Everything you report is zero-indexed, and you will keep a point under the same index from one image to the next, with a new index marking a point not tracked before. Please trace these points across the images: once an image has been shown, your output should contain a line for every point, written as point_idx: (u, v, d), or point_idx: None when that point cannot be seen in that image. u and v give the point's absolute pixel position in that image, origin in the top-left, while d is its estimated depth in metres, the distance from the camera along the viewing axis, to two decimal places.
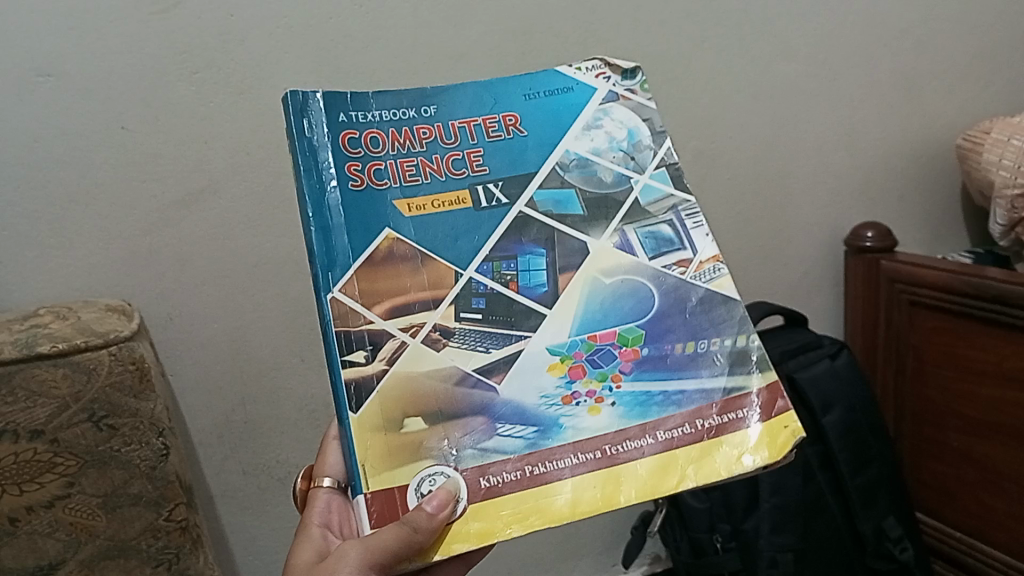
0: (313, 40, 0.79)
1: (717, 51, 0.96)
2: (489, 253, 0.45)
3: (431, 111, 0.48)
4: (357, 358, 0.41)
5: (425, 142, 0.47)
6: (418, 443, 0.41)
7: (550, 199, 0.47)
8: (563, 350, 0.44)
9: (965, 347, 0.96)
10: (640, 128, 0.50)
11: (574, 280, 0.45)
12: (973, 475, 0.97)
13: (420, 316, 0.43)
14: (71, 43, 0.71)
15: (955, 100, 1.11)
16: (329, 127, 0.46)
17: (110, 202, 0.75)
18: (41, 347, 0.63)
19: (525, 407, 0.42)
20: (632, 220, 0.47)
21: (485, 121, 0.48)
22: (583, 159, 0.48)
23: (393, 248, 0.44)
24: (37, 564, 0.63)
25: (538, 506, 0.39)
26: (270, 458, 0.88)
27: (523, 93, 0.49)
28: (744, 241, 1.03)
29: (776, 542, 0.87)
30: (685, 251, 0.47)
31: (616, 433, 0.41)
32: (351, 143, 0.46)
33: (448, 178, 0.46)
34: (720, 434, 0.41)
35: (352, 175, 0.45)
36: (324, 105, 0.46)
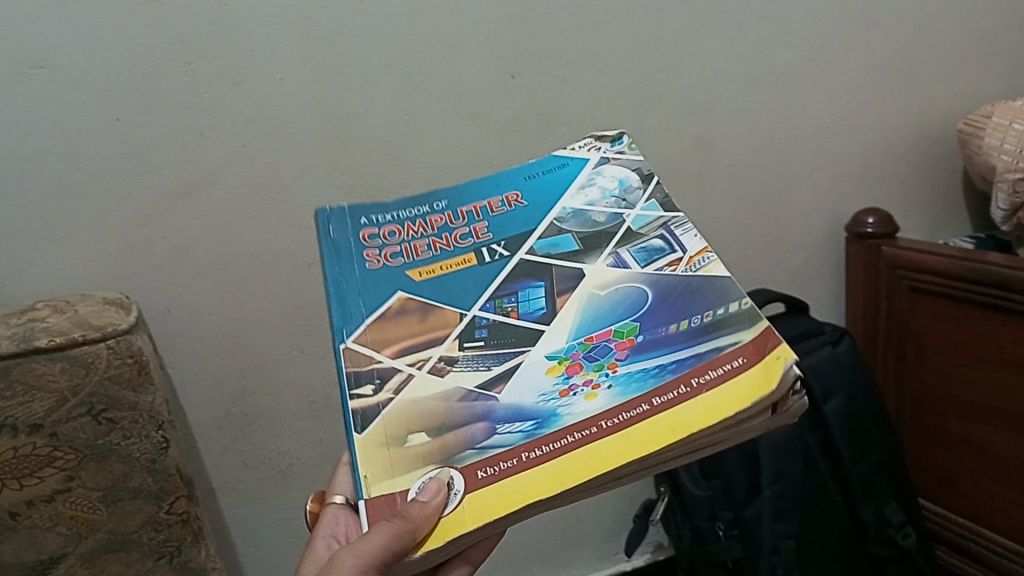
0: (308, 29, 0.78)
1: (716, 37, 0.95)
2: (493, 294, 0.47)
3: (441, 205, 0.54)
4: (365, 391, 0.43)
5: (436, 227, 0.52)
6: (420, 452, 0.40)
7: (549, 243, 0.50)
8: (560, 353, 0.43)
9: (965, 333, 0.96)
10: (630, 177, 0.53)
11: (571, 299, 0.46)
12: (972, 461, 0.97)
13: (426, 351, 0.45)
14: (62, 34, 0.71)
15: (956, 84, 1.10)
16: (352, 228, 0.52)
17: (105, 195, 0.75)
18: (39, 342, 0.62)
19: (522, 405, 0.41)
20: (625, 242, 0.49)
21: (490, 203, 0.53)
22: (578, 211, 0.52)
23: (404, 305, 0.47)
24: (37, 558, 0.64)
25: (533, 484, 0.37)
26: (271, 450, 0.88)
27: (524, 178, 0.55)
28: (744, 229, 1.03)
29: (777, 529, 0.87)
30: (675, 253, 0.47)
31: (612, 409, 0.39)
32: (371, 237, 0.52)
33: (455, 247, 0.51)
34: (718, 386, 0.39)
35: (370, 257, 0.50)
36: (350, 214, 0.53)
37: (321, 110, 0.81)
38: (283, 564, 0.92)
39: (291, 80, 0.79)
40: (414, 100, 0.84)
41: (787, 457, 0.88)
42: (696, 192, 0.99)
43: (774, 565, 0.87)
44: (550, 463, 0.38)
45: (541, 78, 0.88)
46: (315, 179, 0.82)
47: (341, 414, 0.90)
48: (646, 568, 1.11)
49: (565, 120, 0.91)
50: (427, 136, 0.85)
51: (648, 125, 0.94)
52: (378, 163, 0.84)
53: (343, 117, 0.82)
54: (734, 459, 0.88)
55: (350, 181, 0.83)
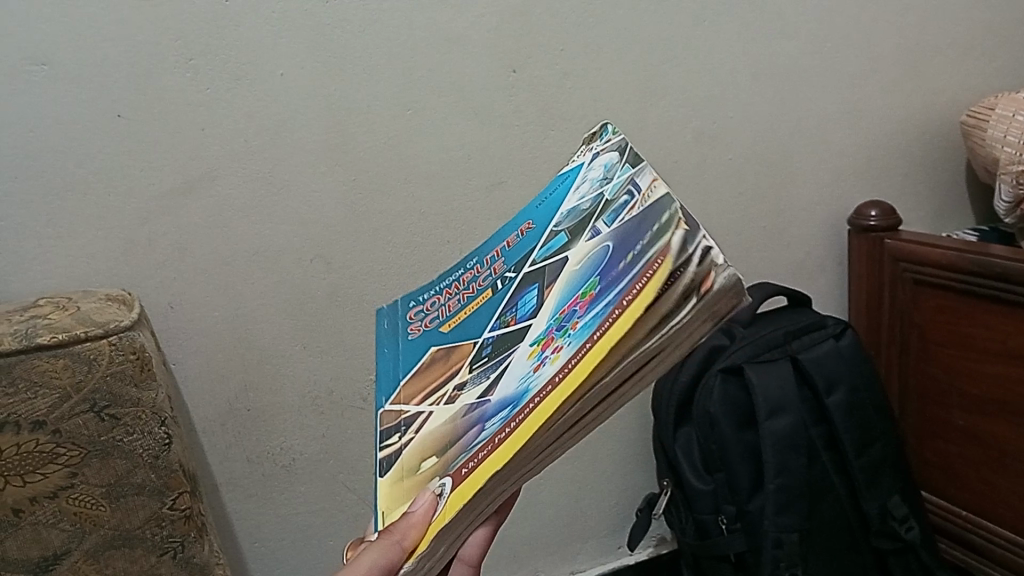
0: (310, 24, 0.78)
1: (718, 30, 0.95)
2: (500, 312, 0.45)
3: (472, 259, 0.53)
4: (392, 439, 0.44)
5: (465, 279, 0.52)
6: (426, 474, 0.40)
7: (546, 250, 0.45)
8: (542, 334, 0.39)
9: (967, 325, 0.95)
10: (612, 157, 0.47)
11: (557, 285, 0.41)
12: (976, 453, 0.97)
13: (444, 387, 0.44)
14: (64, 30, 0.70)
15: (959, 76, 1.10)
16: (406, 313, 0.55)
17: (108, 192, 0.75)
18: (40, 338, 0.63)
19: (506, 397, 0.38)
20: (602, 213, 0.43)
21: (510, 237, 0.51)
22: (571, 209, 0.46)
23: (434, 356, 0.48)
24: (41, 556, 0.64)
25: (496, 458, 0.34)
26: (275, 445, 0.88)
27: (536, 202, 0.51)
28: (747, 223, 1.03)
29: (781, 522, 0.87)
30: (632, 198, 0.40)
31: (559, 366, 0.35)
32: (416, 313, 0.54)
33: (475, 290, 0.49)
34: (633, 300, 0.33)
35: (413, 329, 0.52)
36: (407, 305, 0.56)
37: (323, 105, 0.80)
38: (288, 559, 0.92)
39: (293, 76, 0.79)
40: (415, 95, 0.84)
41: (789, 448, 0.87)
42: (698, 186, 0.98)
43: (778, 559, 0.87)
44: (506, 442, 0.34)
45: (543, 72, 0.88)
46: (317, 174, 0.82)
47: (344, 409, 0.90)
48: (650, 561, 1.11)
49: (567, 114, 0.91)
50: (430, 130, 0.85)
51: (651, 119, 0.94)
52: (380, 158, 0.84)
53: (345, 113, 0.81)
54: (733, 452, 0.88)
55: (353, 177, 0.83)
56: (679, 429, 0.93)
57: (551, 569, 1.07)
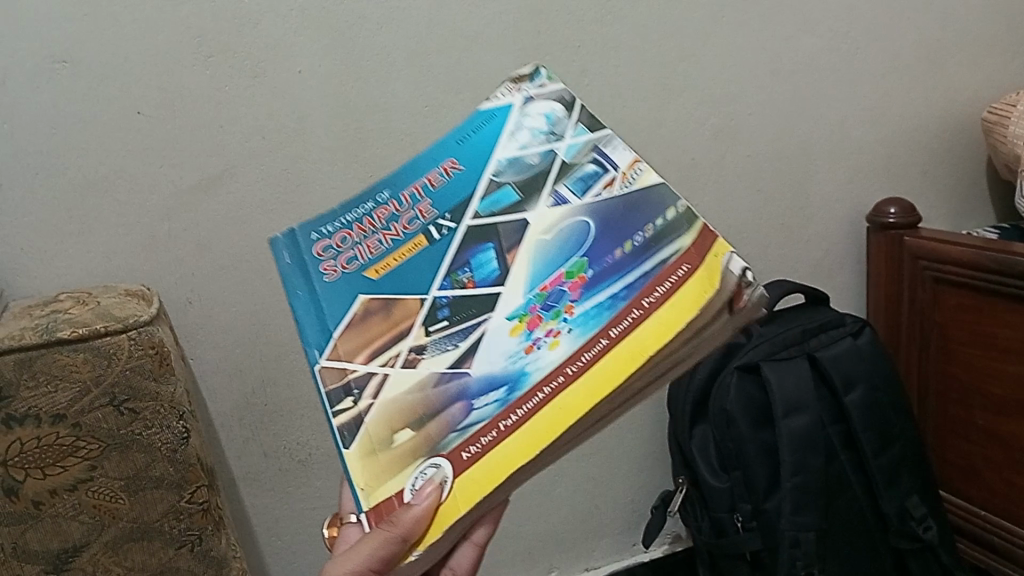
0: (327, 22, 0.78)
1: (736, 26, 0.94)
2: (447, 269, 0.45)
3: (385, 194, 0.50)
4: (346, 404, 0.43)
5: (383, 218, 0.49)
6: (409, 449, 0.41)
7: (491, 203, 0.46)
8: (519, 311, 0.42)
9: (988, 323, 0.95)
10: (555, 107, 0.48)
11: (522, 252, 0.43)
12: (996, 453, 0.96)
13: (395, 348, 0.44)
14: (85, 28, 0.71)
15: (981, 73, 1.09)
16: (303, 243, 0.49)
17: (128, 187, 0.75)
18: (61, 333, 0.63)
19: (494, 374, 0.40)
20: (563, 176, 0.45)
21: (428, 177, 0.49)
22: (512, 159, 0.47)
23: (367, 307, 0.46)
24: (61, 548, 0.65)
25: (521, 442, 0.38)
26: (293, 440, 0.88)
27: (456, 139, 0.49)
28: (764, 220, 1.02)
29: (798, 522, 0.86)
30: (608, 172, 0.45)
31: (577, 352, 0.39)
32: (324, 248, 0.49)
33: (404, 235, 0.47)
34: (669, 298, 0.39)
35: (327, 270, 0.48)
36: (297, 229, 0.50)
37: (341, 103, 0.81)
38: (305, 554, 0.93)
39: (312, 72, 0.79)
40: (433, 92, 0.84)
41: (808, 448, 0.87)
42: (715, 183, 0.98)
43: (794, 558, 0.86)
44: (523, 428, 0.38)
45: (561, 69, 0.88)
46: (335, 172, 0.82)
47: None
48: (665, 559, 1.11)
49: None
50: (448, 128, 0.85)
51: (668, 115, 0.94)
52: (398, 156, 0.84)
53: (363, 110, 0.82)
54: (750, 451, 0.87)
55: (369, 174, 0.84)
56: (695, 426, 0.92)
57: (566, 566, 1.07)
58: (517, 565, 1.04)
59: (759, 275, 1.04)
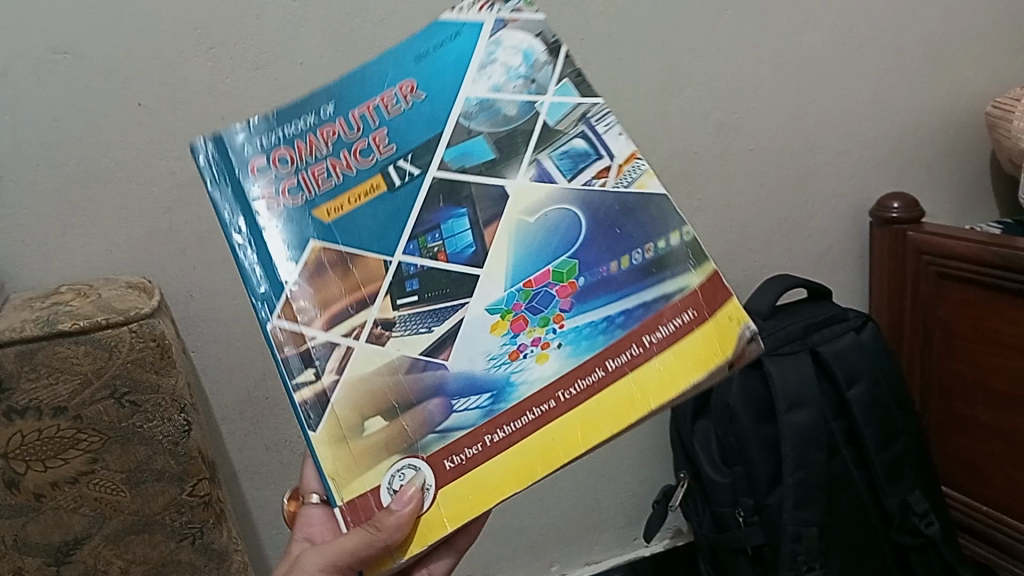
0: (329, 14, 0.78)
1: (740, 19, 0.94)
2: (413, 231, 0.45)
3: (328, 110, 0.47)
4: (308, 376, 0.43)
5: (330, 141, 0.46)
6: (382, 440, 0.43)
7: (460, 154, 0.45)
8: (501, 306, 0.43)
9: (992, 319, 0.94)
10: (534, 45, 0.47)
11: (500, 230, 0.44)
12: (999, 448, 0.96)
13: (359, 317, 0.44)
14: (86, 20, 0.71)
15: (985, 67, 1.08)
16: (238, 162, 0.46)
17: (129, 180, 0.75)
18: (62, 324, 0.63)
19: (474, 375, 0.42)
20: (546, 145, 0.45)
21: (383, 99, 0.47)
22: (484, 100, 0.46)
23: (321, 257, 0.45)
24: (62, 540, 0.65)
25: (508, 468, 0.41)
26: (294, 434, 0.88)
27: (415, 56, 0.47)
28: (766, 214, 1.02)
29: (800, 517, 0.86)
30: (602, 159, 0.44)
31: (567, 375, 0.41)
32: (264, 169, 0.46)
33: (359, 170, 0.46)
34: (670, 346, 0.41)
35: (268, 201, 0.46)
36: (227, 142, 0.47)
37: None
38: None
39: (314, 65, 0.79)
40: None
41: (810, 443, 0.87)
42: (717, 176, 0.98)
43: (796, 553, 0.86)
44: (511, 449, 0.41)
45: None
46: None
47: None
48: (667, 554, 1.11)
49: None
50: None
51: (671, 109, 0.93)
52: None
53: None
54: (752, 446, 0.87)
55: None
56: (696, 421, 0.93)
57: (567, 560, 1.07)
58: (518, 559, 1.04)
59: (761, 270, 1.04)
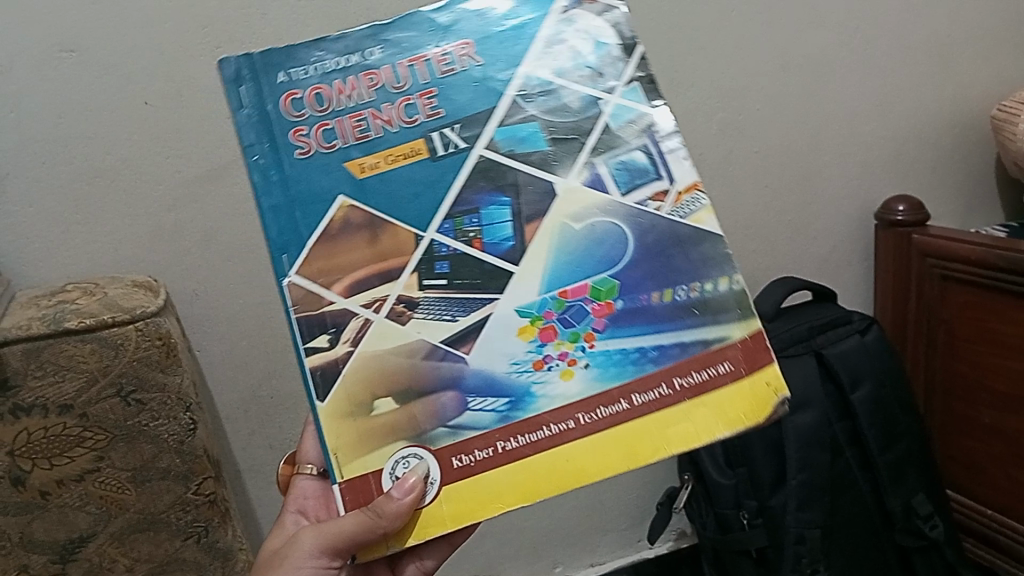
0: (334, 13, 0.78)
1: (745, 20, 0.94)
2: (449, 211, 0.45)
3: (375, 55, 0.48)
4: (321, 343, 0.44)
5: (373, 90, 0.47)
6: (390, 422, 0.44)
7: (511, 135, 0.47)
8: (532, 310, 0.44)
9: (995, 321, 0.94)
10: (606, 38, 0.49)
11: (541, 231, 0.45)
12: (1002, 450, 0.96)
13: (382, 290, 0.45)
14: (93, 18, 0.71)
15: (990, 69, 1.08)
16: (271, 93, 0.47)
17: (135, 178, 0.75)
18: (69, 323, 0.63)
19: (494, 376, 0.44)
20: (603, 150, 0.47)
21: (436, 56, 0.48)
22: (546, 82, 0.48)
23: (347, 215, 0.45)
24: (67, 538, 0.65)
25: (517, 483, 0.43)
26: (298, 434, 0.88)
27: (476, 15, 0.49)
28: (771, 215, 1.02)
29: (803, 518, 0.87)
30: (661, 181, 0.46)
31: (587, 398, 0.43)
32: (295, 105, 0.47)
33: (400, 128, 0.47)
34: (699, 395, 0.43)
35: (299, 143, 0.46)
36: (263, 68, 0.47)
37: None
38: None
39: None
40: None
41: (814, 444, 0.87)
42: (721, 177, 0.98)
43: (800, 555, 0.87)
44: (520, 462, 0.43)
45: None
46: None
47: None
48: (670, 556, 1.11)
49: None
50: None
51: (675, 109, 0.94)
52: None
53: None
54: (756, 447, 0.87)
55: None
56: None
57: (570, 561, 1.07)
58: (521, 560, 1.04)
59: (766, 271, 1.04)
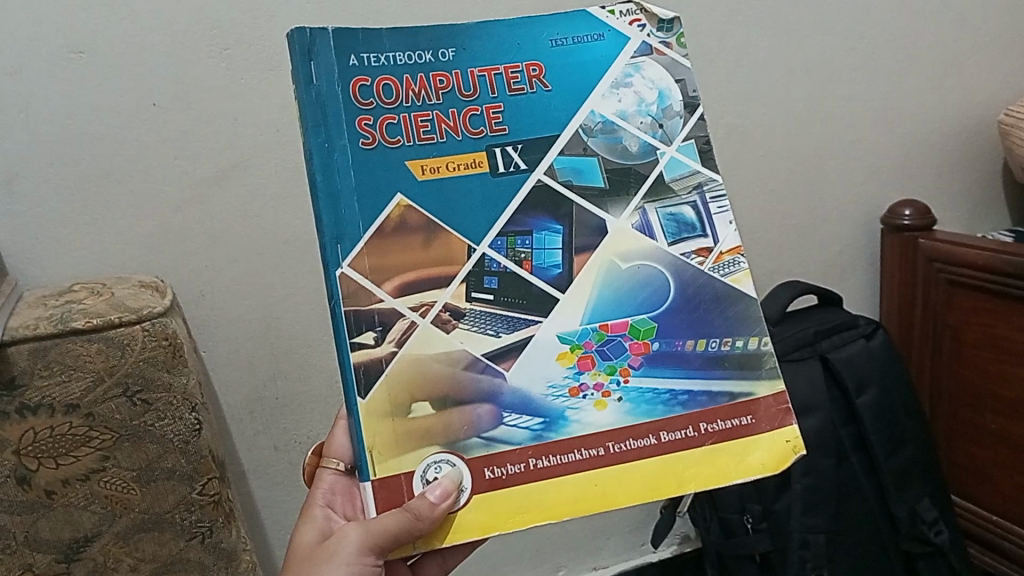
0: (341, 15, 0.79)
1: (752, 24, 0.94)
2: (502, 227, 0.46)
3: (448, 57, 0.47)
4: (367, 340, 0.43)
5: (442, 93, 0.47)
6: (426, 427, 0.43)
7: (571, 167, 0.47)
8: (573, 338, 0.46)
9: (1002, 328, 0.94)
10: (671, 92, 0.50)
11: (590, 262, 0.47)
12: (1009, 457, 0.96)
13: (431, 295, 0.44)
14: (102, 19, 0.71)
15: (998, 74, 1.08)
16: (340, 72, 0.45)
17: (143, 179, 0.76)
18: (75, 322, 0.63)
19: (531, 397, 0.44)
20: (654, 198, 0.48)
21: (507, 71, 0.48)
22: (609, 122, 0.49)
23: (403, 215, 0.45)
24: (72, 537, 0.65)
25: (544, 503, 0.43)
26: (301, 433, 0.88)
27: (549, 38, 0.49)
28: (777, 219, 1.02)
29: (808, 523, 0.87)
30: (707, 239, 0.48)
31: (618, 428, 0.44)
32: (363, 91, 0.45)
33: (465, 137, 0.46)
34: (723, 440, 0.45)
35: (364, 133, 0.45)
36: (334, 45, 0.45)
37: None
38: None
39: None
40: None
41: (819, 449, 0.87)
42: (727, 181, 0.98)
43: (804, 559, 0.87)
44: (548, 482, 0.43)
45: None
46: None
47: None
48: (673, 559, 1.11)
49: None
50: None
51: None
52: None
53: None
54: None
55: None
56: None
57: (574, 564, 1.07)
58: (524, 562, 1.04)
59: (772, 276, 1.04)
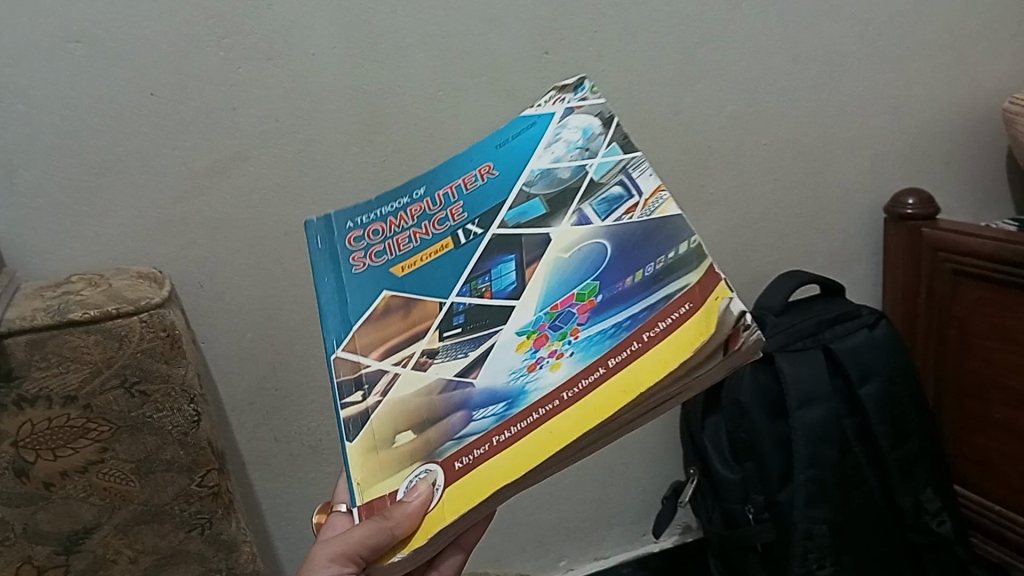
0: (342, 3, 0.77)
1: (757, 12, 0.93)
2: (469, 277, 0.46)
3: (421, 193, 0.53)
4: (355, 398, 0.44)
5: (416, 217, 0.52)
6: (407, 451, 0.41)
7: (520, 213, 0.47)
8: (528, 327, 0.41)
9: (1008, 318, 0.93)
10: (593, 123, 0.49)
11: (540, 266, 0.44)
12: (1013, 448, 0.95)
13: (409, 348, 0.45)
14: (100, 8, 0.70)
15: (1004, 63, 1.07)
16: (338, 234, 0.53)
17: (142, 170, 0.75)
18: (73, 313, 0.62)
19: (495, 387, 0.40)
20: (588, 196, 0.46)
21: (464, 180, 0.52)
22: (545, 170, 0.49)
23: (388, 303, 0.48)
24: (71, 529, 0.65)
25: (507, 466, 0.37)
26: (302, 424, 0.88)
27: (495, 144, 0.52)
28: (779, 209, 1.02)
29: (812, 514, 0.85)
30: (632, 199, 0.44)
31: (570, 378, 0.38)
32: (355, 238, 0.52)
33: (434, 234, 0.50)
34: (668, 335, 0.36)
35: (356, 262, 0.51)
36: (337, 222, 0.54)
37: (354, 84, 0.80)
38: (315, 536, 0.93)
39: (326, 55, 0.78)
40: (448, 76, 0.83)
41: (821, 439, 0.86)
42: (728, 171, 0.97)
43: (807, 550, 0.86)
44: (513, 446, 0.37)
45: (575, 55, 0.87)
46: (351, 156, 0.82)
47: None
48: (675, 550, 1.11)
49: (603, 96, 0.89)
50: (461, 110, 0.84)
51: (685, 103, 0.93)
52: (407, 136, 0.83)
53: (378, 94, 0.81)
54: (765, 442, 0.87)
55: (381, 158, 0.83)
56: (708, 417, 0.93)
57: (576, 555, 1.07)
58: (525, 553, 1.04)
59: (774, 266, 1.04)
